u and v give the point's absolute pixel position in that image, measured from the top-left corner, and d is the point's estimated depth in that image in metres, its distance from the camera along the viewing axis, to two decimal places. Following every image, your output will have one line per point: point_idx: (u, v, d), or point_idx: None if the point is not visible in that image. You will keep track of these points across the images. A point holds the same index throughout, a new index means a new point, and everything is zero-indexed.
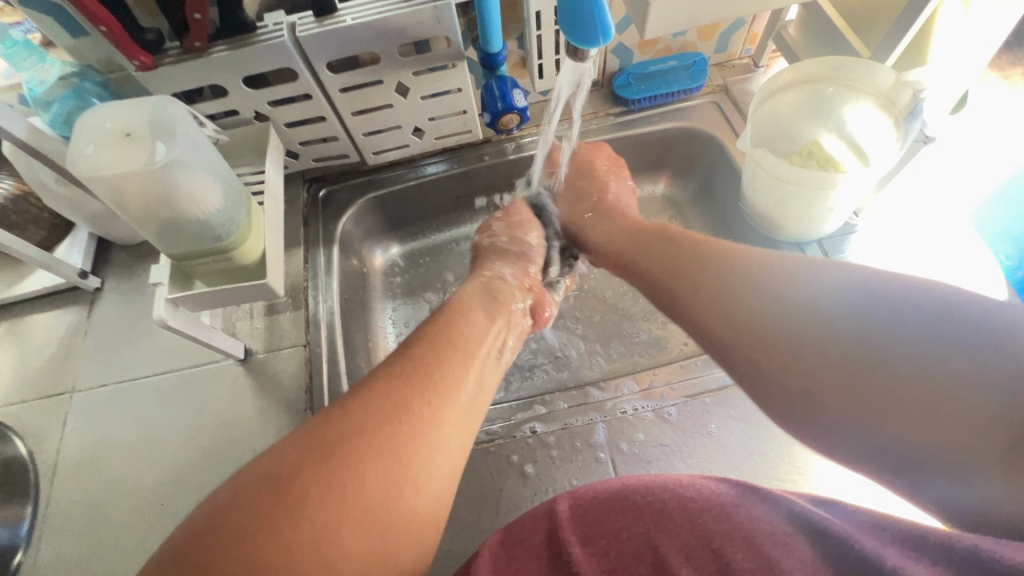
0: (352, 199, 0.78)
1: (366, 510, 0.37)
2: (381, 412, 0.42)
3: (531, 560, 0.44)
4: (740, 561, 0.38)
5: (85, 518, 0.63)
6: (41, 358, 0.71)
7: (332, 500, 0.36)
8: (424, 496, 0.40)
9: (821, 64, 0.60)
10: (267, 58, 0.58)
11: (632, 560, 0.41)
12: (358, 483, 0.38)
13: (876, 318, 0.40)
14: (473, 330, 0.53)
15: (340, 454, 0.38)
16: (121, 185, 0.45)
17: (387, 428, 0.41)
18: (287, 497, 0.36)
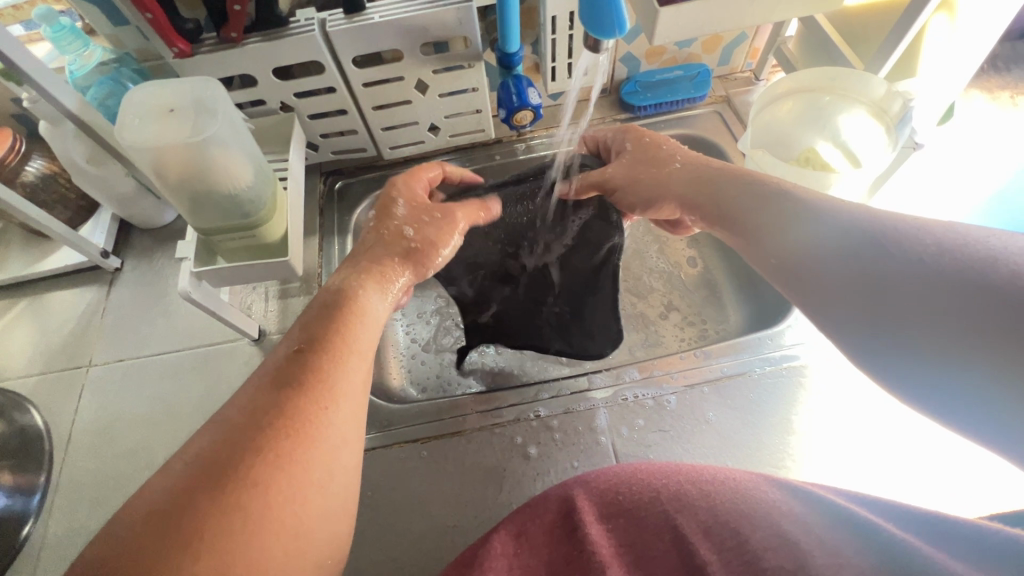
0: (367, 192, 0.81)
1: (273, 537, 0.34)
2: (275, 425, 0.37)
3: (545, 538, 0.47)
4: (757, 539, 0.42)
5: (97, 487, 0.64)
6: (60, 333, 0.73)
7: (231, 535, 0.33)
8: (323, 505, 0.38)
9: (818, 74, 0.64)
10: (298, 50, 0.61)
11: (652, 537, 0.46)
12: (254, 513, 0.34)
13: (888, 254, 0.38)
14: (367, 326, 0.47)
15: (235, 481, 0.34)
16: (162, 156, 0.49)
17: (281, 446, 0.37)
18: (176, 535, 0.32)
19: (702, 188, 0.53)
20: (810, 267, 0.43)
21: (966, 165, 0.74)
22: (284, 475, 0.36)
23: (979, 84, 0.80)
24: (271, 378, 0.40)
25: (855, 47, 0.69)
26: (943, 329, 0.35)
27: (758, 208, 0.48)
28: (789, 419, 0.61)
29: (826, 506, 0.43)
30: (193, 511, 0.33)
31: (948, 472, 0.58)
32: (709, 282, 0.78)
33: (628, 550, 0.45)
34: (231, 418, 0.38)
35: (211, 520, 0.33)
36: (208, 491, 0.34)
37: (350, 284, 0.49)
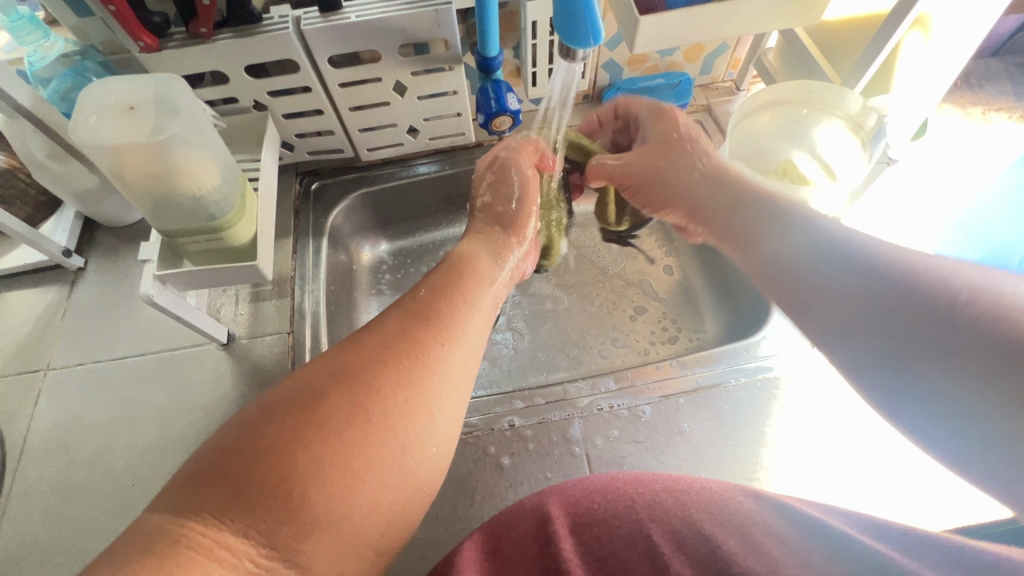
0: (344, 194, 0.80)
1: (366, 448, 0.38)
2: (392, 347, 0.43)
3: (519, 551, 0.45)
4: (732, 546, 0.43)
5: (52, 498, 0.61)
6: (16, 335, 0.70)
7: (317, 451, 0.37)
8: (414, 447, 0.41)
9: (794, 87, 0.65)
10: (271, 48, 0.59)
11: (627, 548, 0.45)
12: (328, 438, 0.37)
13: (902, 277, 0.40)
14: (477, 290, 0.51)
15: (345, 406, 0.39)
16: (121, 156, 0.47)
17: (386, 377, 0.41)
18: (293, 420, 0.38)
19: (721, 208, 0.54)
20: (842, 296, 0.43)
21: (938, 180, 0.75)
22: (378, 399, 0.40)
23: (952, 100, 0.82)
24: (403, 331, 0.44)
25: (833, 61, 0.69)
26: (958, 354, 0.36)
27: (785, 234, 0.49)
28: (762, 431, 0.61)
29: (801, 516, 0.44)
30: (302, 407, 0.38)
31: (924, 485, 0.58)
32: (686, 293, 0.78)
33: (601, 562, 0.45)
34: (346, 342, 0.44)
35: (309, 422, 0.38)
36: (306, 402, 0.39)
37: (468, 249, 0.55)
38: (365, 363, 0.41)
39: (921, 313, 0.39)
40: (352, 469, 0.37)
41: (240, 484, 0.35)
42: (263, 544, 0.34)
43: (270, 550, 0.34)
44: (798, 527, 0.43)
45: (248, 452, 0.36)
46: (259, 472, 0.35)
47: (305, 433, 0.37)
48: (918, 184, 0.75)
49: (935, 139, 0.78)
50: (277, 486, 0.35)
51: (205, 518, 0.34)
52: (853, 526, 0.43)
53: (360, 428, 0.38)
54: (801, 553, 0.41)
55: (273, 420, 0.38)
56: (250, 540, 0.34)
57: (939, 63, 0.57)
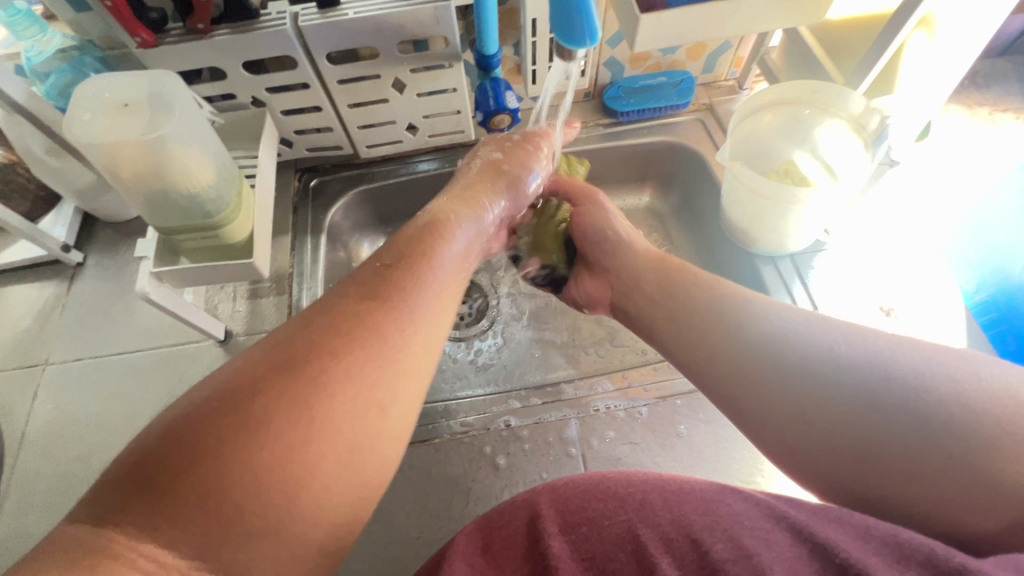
0: (343, 191, 0.80)
1: (307, 444, 0.35)
2: (337, 326, 0.40)
3: (508, 545, 0.46)
4: (720, 551, 0.41)
5: (49, 492, 0.62)
6: (15, 329, 0.70)
7: (252, 446, 0.34)
8: (362, 437, 0.37)
9: (797, 87, 0.64)
10: (268, 44, 0.59)
11: (614, 548, 0.44)
12: (266, 430, 0.34)
13: (861, 392, 0.42)
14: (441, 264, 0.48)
15: (288, 392, 0.36)
16: (115, 152, 0.46)
17: (329, 360, 0.38)
18: (225, 416, 0.34)
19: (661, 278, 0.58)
20: (813, 428, 0.43)
21: (942, 181, 0.74)
22: (319, 378, 0.37)
23: (957, 100, 0.81)
24: (352, 311, 0.41)
25: (837, 60, 0.68)
26: (911, 467, 0.40)
27: (737, 324, 0.50)
28: None
29: (789, 520, 0.43)
30: (237, 399, 0.35)
31: None
32: None
33: (588, 559, 0.44)
34: (290, 322, 0.41)
35: (242, 417, 0.34)
36: (240, 392, 0.35)
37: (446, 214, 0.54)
38: (309, 348, 0.38)
39: (886, 416, 0.41)
40: (292, 468, 0.34)
41: (166, 490, 0.32)
42: (194, 556, 0.31)
43: (198, 563, 0.31)
44: (788, 530, 0.42)
45: (177, 446, 0.33)
46: (184, 478, 0.32)
47: (237, 424, 0.34)
48: (922, 185, 0.75)
49: (940, 140, 0.77)
50: (205, 494, 0.32)
51: (130, 530, 0.31)
52: (839, 524, 0.42)
53: (303, 413, 0.35)
54: (792, 560, 0.40)
55: (204, 416, 0.34)
56: (178, 553, 0.31)
57: (944, 61, 0.56)
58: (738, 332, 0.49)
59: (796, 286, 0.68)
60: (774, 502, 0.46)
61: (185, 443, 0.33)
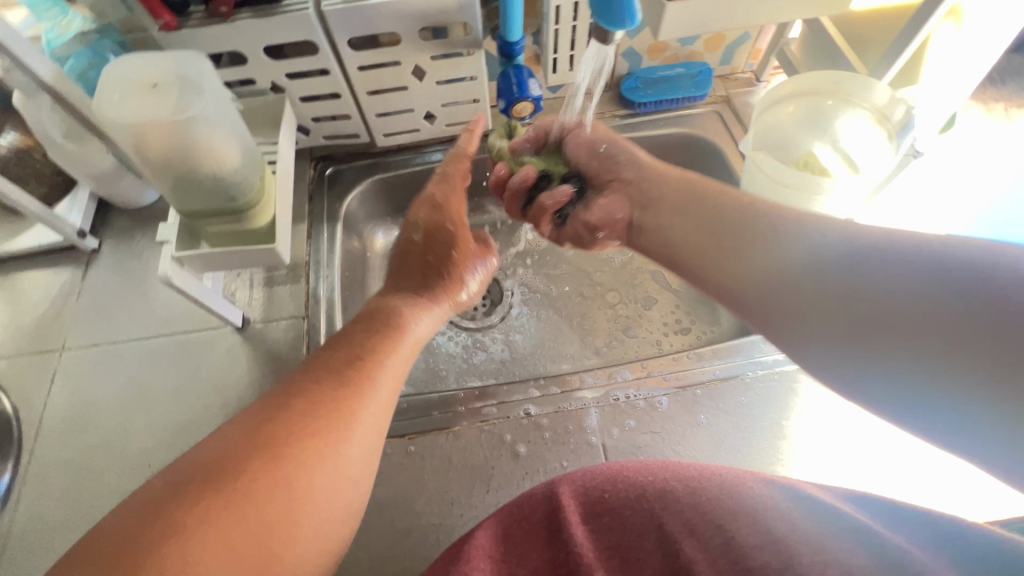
0: (358, 179, 0.79)
1: (273, 523, 0.38)
2: (304, 413, 0.43)
3: (528, 538, 0.46)
4: (745, 537, 0.42)
5: (68, 477, 0.62)
6: (32, 315, 0.70)
7: (211, 525, 0.36)
8: (325, 514, 0.41)
9: (821, 77, 0.64)
10: (290, 29, 0.59)
11: (638, 537, 0.45)
12: (224, 514, 0.37)
13: (874, 287, 0.38)
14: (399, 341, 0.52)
15: (239, 476, 0.38)
16: (144, 132, 0.46)
17: (297, 448, 0.41)
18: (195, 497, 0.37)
19: (685, 191, 0.54)
20: (804, 315, 0.42)
21: (961, 176, 0.74)
22: (274, 462, 0.40)
23: (975, 95, 0.80)
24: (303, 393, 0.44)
25: (859, 51, 0.68)
26: (924, 347, 0.36)
27: (726, 219, 0.49)
28: (779, 425, 0.60)
29: (815, 501, 0.44)
30: (211, 480, 0.38)
31: (947, 479, 0.57)
32: None
33: (614, 550, 0.45)
34: (258, 410, 0.43)
35: (218, 499, 0.37)
36: (219, 475, 0.38)
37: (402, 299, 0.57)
38: (263, 433, 0.41)
39: (882, 291, 0.38)
40: (264, 544, 0.37)
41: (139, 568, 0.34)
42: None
43: None
44: (814, 513, 0.43)
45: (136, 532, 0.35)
46: (156, 559, 0.34)
47: (194, 512, 0.36)
48: (940, 179, 0.74)
49: (958, 135, 0.77)
50: (181, 569, 0.34)
51: None
52: (864, 509, 0.43)
53: (260, 495, 0.38)
54: (819, 540, 0.41)
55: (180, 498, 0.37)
56: None
57: (977, 45, 0.56)
58: (767, 253, 0.45)
59: None
60: (796, 483, 0.47)
61: (164, 522, 0.36)
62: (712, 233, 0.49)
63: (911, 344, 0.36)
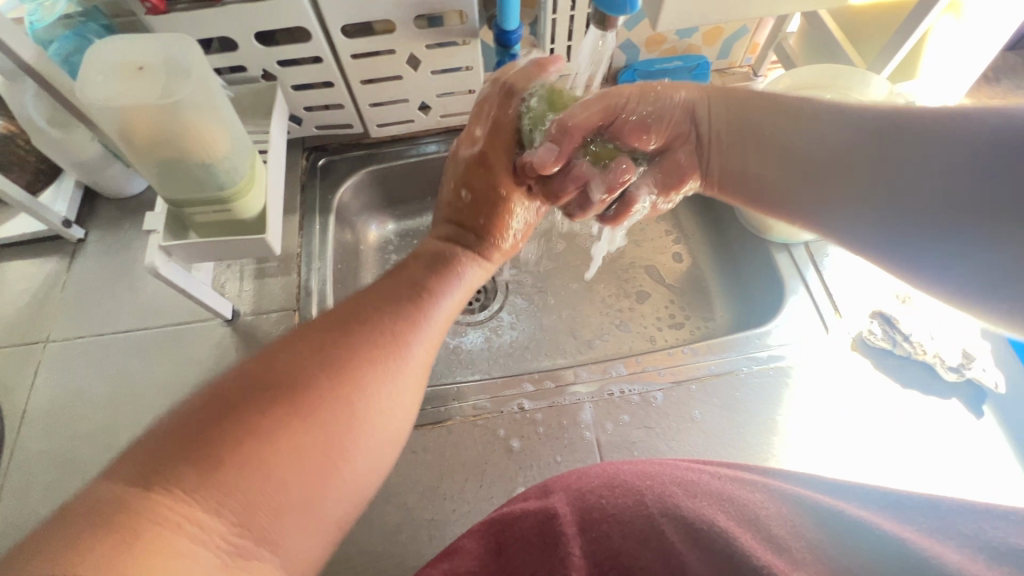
0: (351, 170, 0.78)
1: (337, 442, 0.38)
2: (367, 347, 0.43)
3: (524, 547, 0.44)
4: (749, 539, 0.41)
5: (52, 470, 0.60)
6: (15, 306, 0.68)
7: (288, 424, 0.36)
8: (379, 441, 0.41)
9: (820, 71, 0.63)
10: (282, 14, 0.57)
11: (638, 546, 0.43)
12: (299, 418, 0.37)
13: (903, 153, 0.42)
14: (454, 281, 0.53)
15: (309, 386, 0.38)
16: (129, 117, 0.45)
17: (360, 378, 0.41)
18: (265, 401, 0.36)
19: (739, 113, 0.52)
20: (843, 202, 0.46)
21: None
22: (341, 375, 0.40)
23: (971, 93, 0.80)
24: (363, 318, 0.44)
25: (857, 46, 0.68)
26: (950, 211, 0.40)
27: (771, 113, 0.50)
28: (774, 420, 0.60)
29: (814, 502, 0.44)
30: (279, 388, 0.37)
31: (943, 473, 0.57)
32: (697, 281, 0.77)
33: (616, 558, 0.43)
34: (324, 332, 0.43)
35: (297, 413, 0.37)
36: (288, 385, 0.38)
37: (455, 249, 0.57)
38: (330, 349, 0.41)
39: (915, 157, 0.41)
40: (326, 459, 0.37)
41: (212, 461, 0.33)
42: (233, 522, 0.32)
43: (240, 530, 0.33)
44: (815, 516, 0.43)
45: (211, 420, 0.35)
46: (231, 457, 0.33)
47: (269, 413, 0.36)
48: None
49: None
50: (256, 468, 0.34)
51: (176, 493, 0.31)
52: (866, 505, 0.43)
53: (326, 410, 0.38)
54: (825, 550, 0.41)
55: (253, 398, 0.36)
56: (221, 518, 0.32)
57: (983, 36, 0.56)
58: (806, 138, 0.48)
59: (809, 271, 0.68)
60: (789, 482, 0.47)
61: (234, 422, 0.35)
62: (761, 134, 0.50)
63: (942, 207, 0.41)
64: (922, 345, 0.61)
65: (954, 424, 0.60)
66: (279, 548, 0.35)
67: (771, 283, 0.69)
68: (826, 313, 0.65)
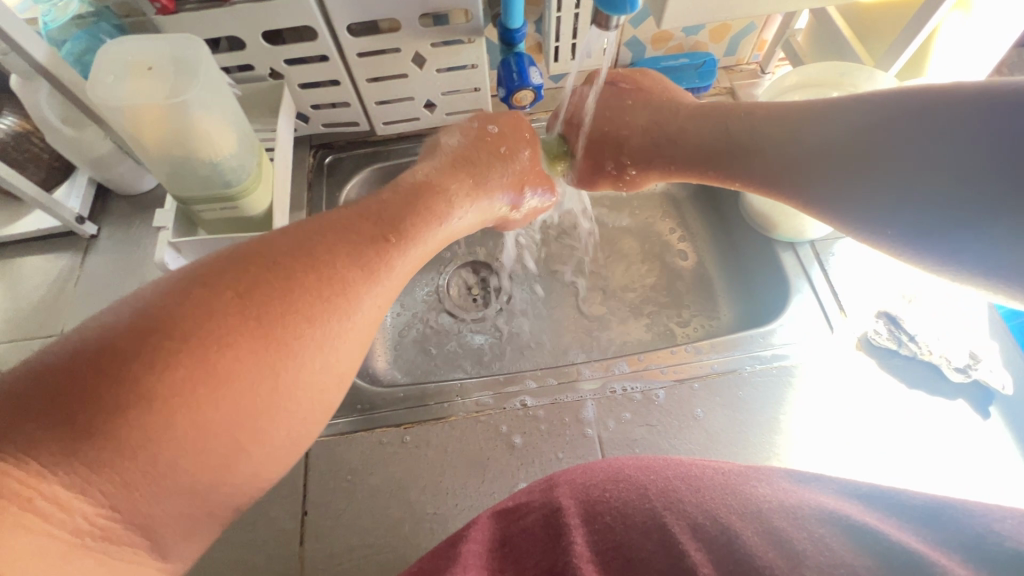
0: (358, 168, 0.79)
1: (267, 409, 0.33)
2: (315, 291, 0.36)
3: (528, 539, 0.46)
4: (751, 538, 0.39)
5: None
6: (31, 300, 0.70)
7: (178, 388, 0.30)
8: (303, 413, 0.35)
9: (827, 68, 0.64)
10: (289, 13, 0.58)
11: (641, 537, 0.43)
12: (189, 384, 0.30)
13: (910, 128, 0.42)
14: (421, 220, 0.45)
15: (204, 344, 0.31)
16: (139, 117, 0.46)
17: (302, 332, 0.35)
18: (171, 355, 0.30)
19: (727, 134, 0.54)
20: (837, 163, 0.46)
21: None
22: (254, 333, 0.33)
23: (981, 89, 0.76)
24: (297, 259, 0.37)
25: (867, 42, 0.67)
26: (937, 182, 0.41)
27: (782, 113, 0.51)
28: (777, 419, 0.60)
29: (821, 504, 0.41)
30: (189, 338, 0.31)
31: (946, 474, 0.57)
32: (702, 277, 0.77)
33: (616, 552, 0.43)
34: (266, 258, 0.36)
35: (189, 373, 0.30)
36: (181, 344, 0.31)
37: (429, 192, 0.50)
38: (246, 291, 0.34)
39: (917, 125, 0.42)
40: (226, 440, 0.31)
41: (92, 430, 0.27)
42: (104, 503, 0.28)
43: (112, 511, 0.28)
44: (822, 515, 0.40)
45: (84, 371, 0.28)
46: (118, 430, 0.28)
47: (149, 373, 0.29)
48: None
49: None
50: (137, 445, 0.28)
51: (35, 470, 0.26)
52: (872, 508, 0.40)
53: (231, 376, 0.31)
54: (834, 548, 0.37)
55: (147, 351, 0.30)
56: (91, 496, 0.27)
57: (987, 33, 0.55)
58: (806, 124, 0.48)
59: (814, 270, 0.68)
60: (796, 486, 0.45)
61: (128, 380, 0.29)
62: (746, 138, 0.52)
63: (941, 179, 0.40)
64: (928, 345, 0.61)
65: (959, 424, 0.59)
66: (171, 528, 0.30)
67: (777, 281, 0.69)
68: (831, 312, 0.65)
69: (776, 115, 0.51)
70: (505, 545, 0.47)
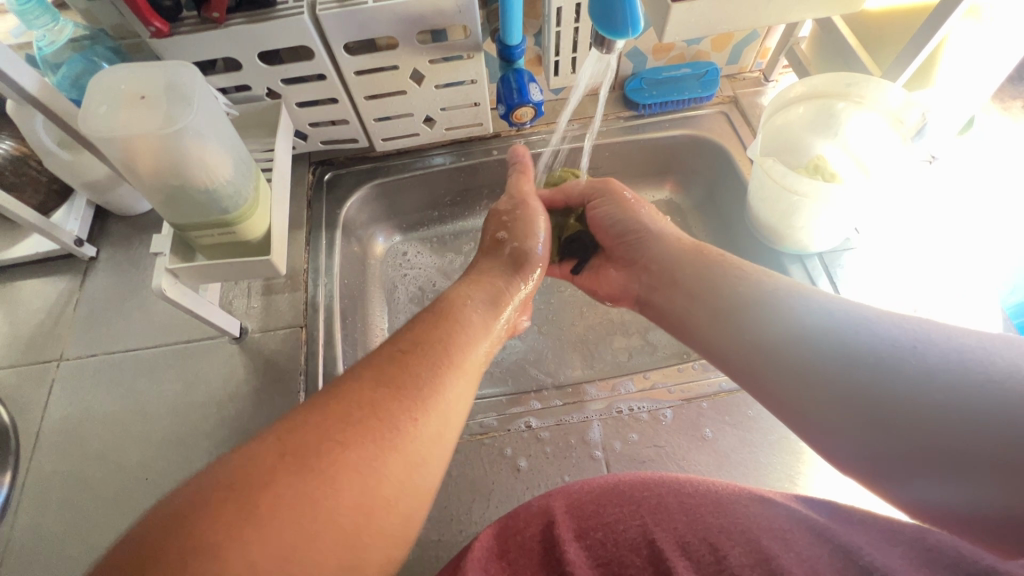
0: (357, 184, 0.78)
1: (327, 518, 0.34)
2: (371, 403, 0.39)
3: (524, 552, 0.44)
4: (737, 555, 0.40)
5: (65, 488, 0.61)
6: (30, 325, 0.69)
7: (244, 517, 0.32)
8: (366, 543, 0.35)
9: (833, 79, 0.62)
10: (285, 34, 0.57)
11: (629, 553, 0.43)
12: (258, 511, 0.32)
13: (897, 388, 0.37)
14: (466, 334, 0.48)
15: (272, 472, 0.34)
16: (132, 146, 0.45)
17: (347, 447, 0.36)
18: (236, 512, 0.32)
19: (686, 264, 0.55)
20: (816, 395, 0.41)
21: (994, 179, 0.68)
22: (322, 455, 0.35)
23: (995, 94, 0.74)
24: (372, 387, 0.40)
25: (873, 50, 0.66)
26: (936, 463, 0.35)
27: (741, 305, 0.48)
28: (790, 440, 0.59)
29: (811, 525, 0.42)
30: (255, 485, 0.33)
31: None
32: None
33: (605, 565, 0.42)
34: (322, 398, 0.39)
35: (250, 500, 0.32)
36: (249, 478, 0.33)
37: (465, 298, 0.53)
38: (324, 421, 0.37)
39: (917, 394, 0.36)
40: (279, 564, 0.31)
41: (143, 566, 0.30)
42: None
43: None
44: (813, 538, 0.41)
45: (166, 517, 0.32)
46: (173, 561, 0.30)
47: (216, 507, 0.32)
48: (972, 184, 0.69)
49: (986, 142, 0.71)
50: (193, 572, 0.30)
51: None
52: (849, 525, 0.41)
53: (298, 498, 0.33)
54: (810, 557, 0.39)
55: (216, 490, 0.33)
56: None
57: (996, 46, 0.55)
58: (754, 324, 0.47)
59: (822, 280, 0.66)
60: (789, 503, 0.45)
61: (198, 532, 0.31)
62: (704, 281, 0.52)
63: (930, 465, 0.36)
64: None
65: None
66: None
67: None
68: None
69: (711, 278, 0.51)
70: (503, 559, 0.43)
